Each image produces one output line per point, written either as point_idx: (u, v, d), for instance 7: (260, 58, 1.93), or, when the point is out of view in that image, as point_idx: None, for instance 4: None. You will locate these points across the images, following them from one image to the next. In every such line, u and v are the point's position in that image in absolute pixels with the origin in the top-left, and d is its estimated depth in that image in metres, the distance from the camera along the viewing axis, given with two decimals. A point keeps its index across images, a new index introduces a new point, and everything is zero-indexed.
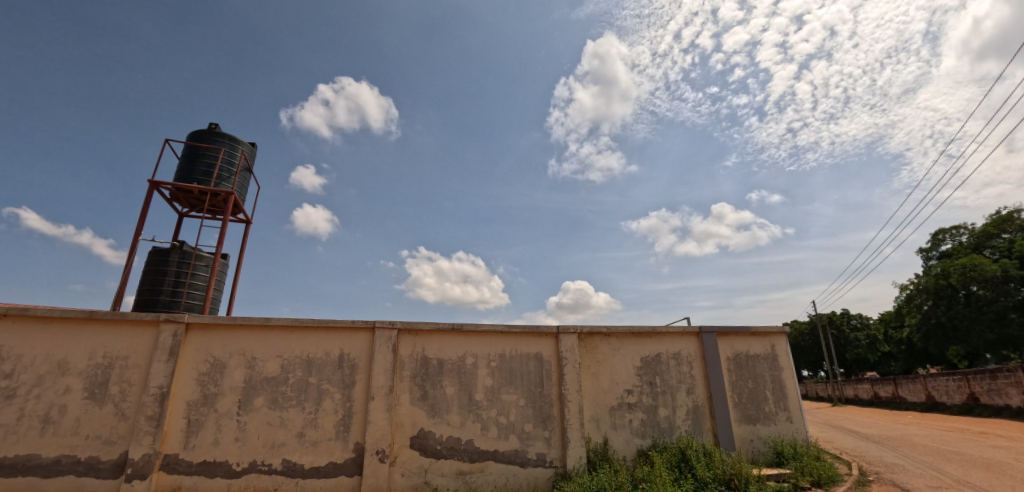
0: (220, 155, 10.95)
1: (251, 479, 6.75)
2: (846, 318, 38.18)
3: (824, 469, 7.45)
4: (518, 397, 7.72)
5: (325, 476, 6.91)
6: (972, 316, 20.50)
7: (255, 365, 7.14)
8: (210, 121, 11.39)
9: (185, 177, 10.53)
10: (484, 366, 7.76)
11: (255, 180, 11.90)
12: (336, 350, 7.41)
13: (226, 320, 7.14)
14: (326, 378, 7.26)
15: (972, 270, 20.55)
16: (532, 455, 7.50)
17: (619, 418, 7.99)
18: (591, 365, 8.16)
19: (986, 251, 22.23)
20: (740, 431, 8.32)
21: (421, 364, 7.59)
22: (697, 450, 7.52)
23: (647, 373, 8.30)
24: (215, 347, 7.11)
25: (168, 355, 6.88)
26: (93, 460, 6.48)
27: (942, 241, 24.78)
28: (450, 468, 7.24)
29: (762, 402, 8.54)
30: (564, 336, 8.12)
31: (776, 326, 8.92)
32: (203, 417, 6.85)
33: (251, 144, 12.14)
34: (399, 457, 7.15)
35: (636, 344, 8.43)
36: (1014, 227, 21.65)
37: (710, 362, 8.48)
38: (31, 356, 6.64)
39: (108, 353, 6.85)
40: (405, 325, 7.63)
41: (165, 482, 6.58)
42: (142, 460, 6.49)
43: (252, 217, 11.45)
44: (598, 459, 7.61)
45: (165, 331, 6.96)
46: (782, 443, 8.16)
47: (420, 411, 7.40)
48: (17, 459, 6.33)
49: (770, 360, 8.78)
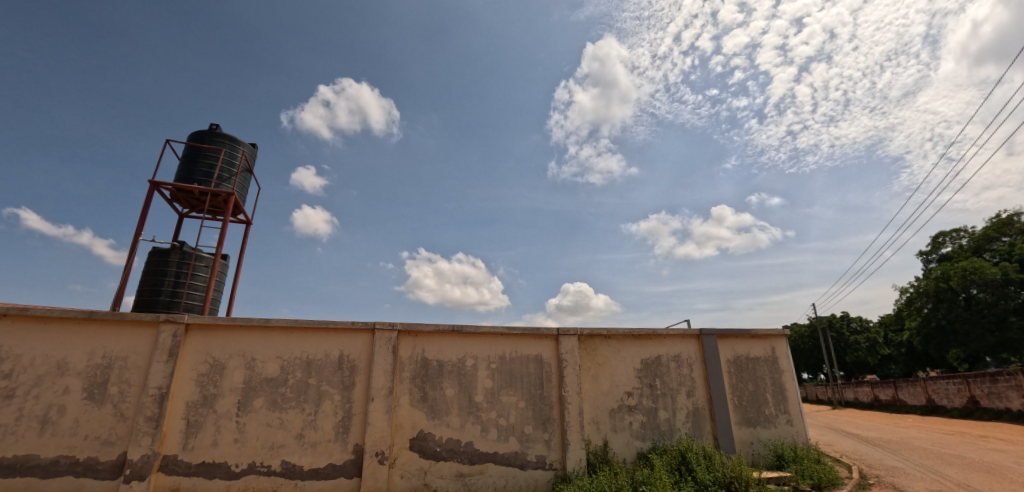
0: (220, 155, 10.95)
1: (251, 481, 6.73)
2: (846, 318, 38.45)
3: (825, 473, 7.38)
4: (518, 399, 7.71)
5: (324, 478, 6.89)
6: (972, 319, 20.50)
7: (254, 366, 7.13)
8: (210, 122, 11.42)
9: (185, 177, 10.54)
10: (485, 368, 7.75)
11: (256, 181, 11.91)
12: (336, 351, 7.40)
13: (226, 320, 7.12)
14: (325, 379, 7.24)
15: (971, 274, 20.51)
16: (532, 458, 7.49)
17: (619, 421, 7.97)
18: (591, 367, 8.15)
19: (987, 254, 22.26)
20: (740, 434, 8.30)
21: (421, 365, 7.58)
22: (697, 452, 7.49)
23: (647, 376, 8.28)
24: (214, 348, 7.10)
25: (167, 356, 6.87)
26: (91, 461, 6.47)
27: (942, 244, 24.80)
28: (449, 471, 7.22)
29: (763, 405, 8.52)
30: (564, 338, 8.11)
31: (777, 329, 8.90)
32: (203, 418, 6.84)
33: (251, 144, 12.12)
34: (399, 459, 7.14)
35: (636, 346, 8.41)
36: (1014, 231, 21.73)
37: (710, 365, 8.47)
38: (30, 357, 6.63)
39: (107, 353, 6.84)
40: (405, 326, 7.62)
41: (164, 482, 6.56)
42: (141, 461, 6.47)
43: (253, 218, 11.45)
44: (598, 462, 7.59)
45: (164, 331, 6.95)
46: (782, 446, 8.12)
47: (420, 412, 7.39)
48: (16, 459, 6.31)
49: (770, 363, 8.77)
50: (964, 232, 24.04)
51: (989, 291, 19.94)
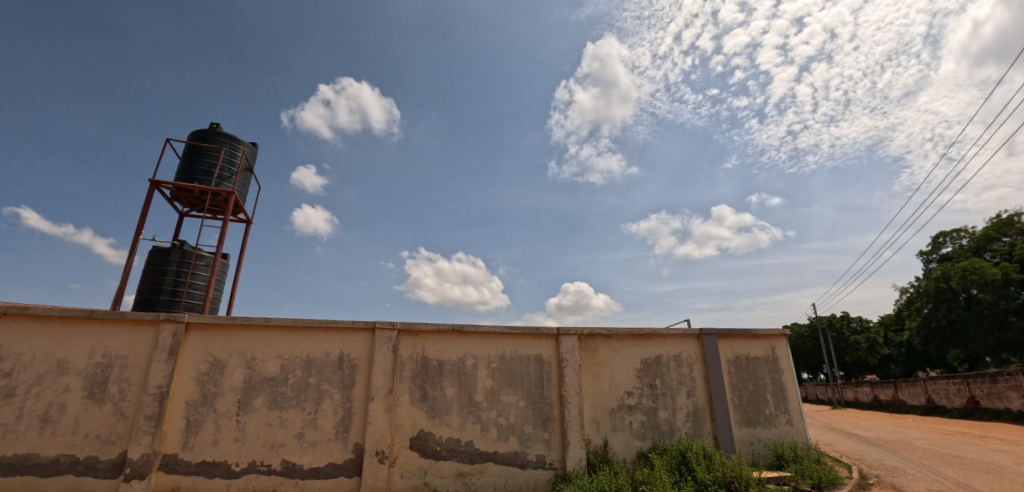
0: (220, 155, 10.94)
1: (251, 480, 6.73)
2: (846, 318, 38.46)
3: (825, 473, 7.38)
4: (518, 399, 7.71)
5: (324, 477, 6.89)
6: (972, 319, 20.51)
7: (254, 365, 7.13)
8: (211, 121, 11.41)
9: (185, 176, 10.53)
10: (485, 368, 7.75)
11: (256, 180, 11.89)
12: (336, 351, 7.40)
13: (226, 320, 7.12)
14: (325, 378, 7.24)
15: (972, 274, 20.51)
16: (532, 457, 7.49)
17: (619, 420, 7.97)
18: (591, 367, 8.15)
19: (987, 254, 22.27)
20: (740, 434, 8.30)
21: (421, 365, 7.58)
22: (697, 452, 7.49)
23: (647, 376, 8.28)
24: (215, 347, 7.10)
25: (168, 355, 6.87)
26: (92, 460, 6.47)
27: (942, 244, 24.80)
28: (450, 470, 7.23)
29: (763, 405, 8.52)
30: (564, 338, 8.11)
31: (777, 329, 8.90)
32: (203, 417, 6.84)
33: (252, 144, 12.11)
34: (399, 458, 7.14)
35: (636, 346, 8.41)
36: (1014, 231, 21.74)
37: (710, 364, 8.47)
38: (30, 355, 6.63)
39: (108, 352, 6.84)
40: (405, 326, 7.62)
41: (164, 481, 6.56)
42: (141, 460, 6.47)
43: (253, 217, 11.44)
44: (598, 461, 7.60)
45: (165, 330, 6.95)
46: (782, 446, 8.12)
47: (420, 412, 7.39)
48: (16, 458, 6.31)
49: (770, 363, 8.76)
50: (964, 232, 24.05)
51: (989, 291, 19.95)
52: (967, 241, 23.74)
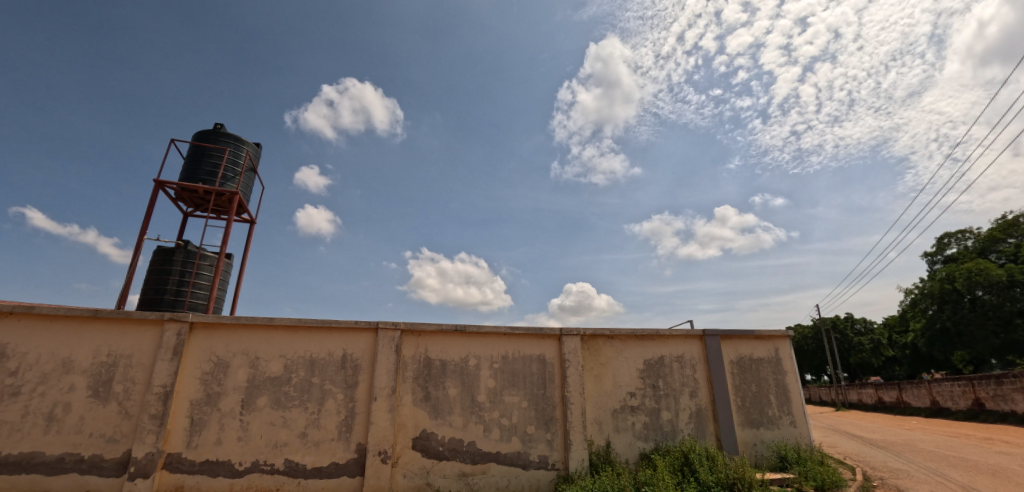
0: (224, 155, 10.99)
1: (253, 479, 6.75)
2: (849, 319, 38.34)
3: (828, 475, 7.35)
4: (520, 399, 7.71)
5: (327, 477, 6.90)
6: (978, 320, 20.35)
7: (257, 365, 7.15)
8: (216, 122, 11.50)
9: (190, 176, 10.58)
10: (487, 368, 7.76)
11: (260, 180, 11.93)
12: (339, 350, 7.41)
13: (230, 320, 7.15)
14: (328, 378, 7.26)
15: (977, 275, 20.36)
16: (534, 457, 7.49)
17: (621, 421, 7.96)
18: (594, 367, 8.14)
19: (993, 256, 22.14)
20: (743, 435, 8.27)
21: (424, 365, 7.59)
22: (700, 453, 7.47)
23: (650, 376, 8.27)
24: (218, 347, 7.13)
25: (172, 355, 6.90)
26: (96, 459, 6.50)
27: (948, 245, 24.65)
28: (452, 470, 7.23)
29: (766, 406, 8.49)
30: (567, 338, 8.10)
31: (780, 330, 8.87)
32: (206, 417, 6.86)
33: (257, 144, 12.18)
34: (401, 458, 7.15)
35: (639, 347, 8.40)
36: (1020, 232, 21.52)
37: (713, 366, 8.45)
38: (35, 355, 6.67)
39: (112, 352, 6.87)
40: (408, 326, 7.63)
41: (167, 481, 6.58)
42: (144, 459, 6.50)
43: (257, 217, 11.48)
44: (600, 462, 7.58)
45: (169, 330, 6.98)
46: (785, 447, 8.10)
47: (423, 412, 7.39)
48: (21, 457, 6.35)
49: (774, 364, 8.73)
50: (970, 233, 23.90)
51: (995, 292, 19.81)
52: (973, 242, 23.55)
